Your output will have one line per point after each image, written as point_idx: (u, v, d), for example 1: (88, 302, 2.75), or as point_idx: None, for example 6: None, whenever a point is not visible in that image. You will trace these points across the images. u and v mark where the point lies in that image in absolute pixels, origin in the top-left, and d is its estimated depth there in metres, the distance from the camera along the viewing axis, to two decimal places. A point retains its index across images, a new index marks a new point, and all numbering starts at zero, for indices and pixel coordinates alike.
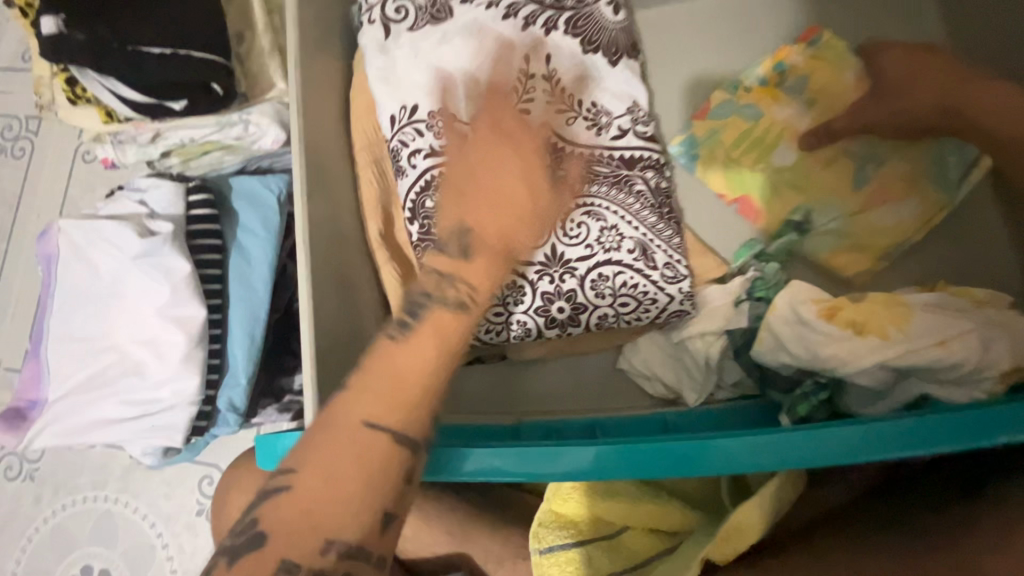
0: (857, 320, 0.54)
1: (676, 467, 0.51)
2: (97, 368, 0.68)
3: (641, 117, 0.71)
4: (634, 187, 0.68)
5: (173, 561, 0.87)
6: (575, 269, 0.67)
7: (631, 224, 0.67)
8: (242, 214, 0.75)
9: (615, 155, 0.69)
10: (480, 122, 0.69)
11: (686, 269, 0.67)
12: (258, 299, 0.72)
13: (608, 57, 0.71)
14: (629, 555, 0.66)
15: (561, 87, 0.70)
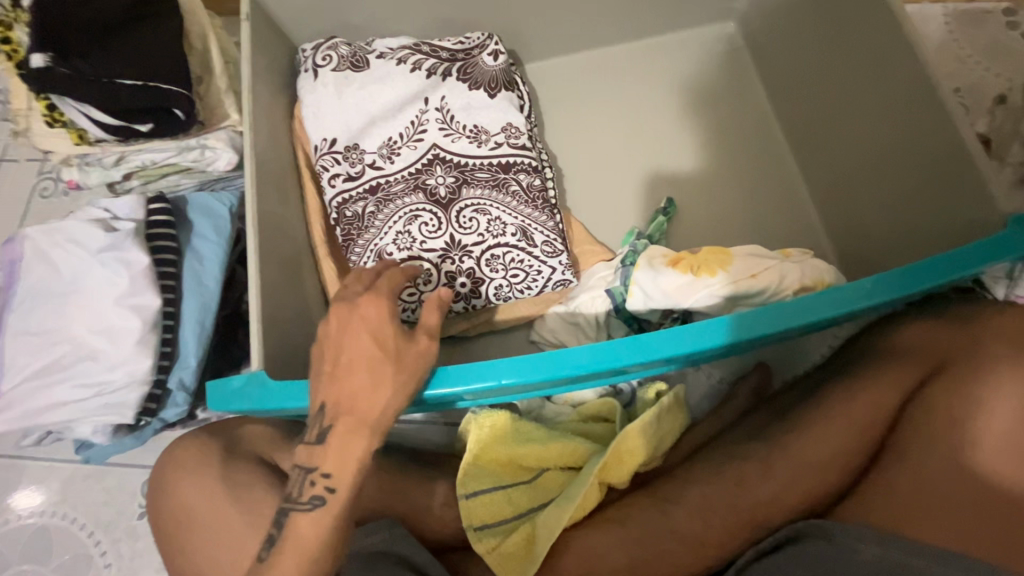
0: (692, 264, 0.71)
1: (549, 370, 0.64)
2: (52, 357, 0.74)
3: (513, 134, 0.87)
4: (510, 189, 0.84)
5: (111, 569, 0.88)
6: (471, 251, 0.82)
7: (511, 215, 0.83)
8: (197, 223, 0.86)
9: (493, 162, 0.85)
10: (385, 146, 0.85)
11: (562, 244, 0.84)
12: (210, 293, 0.81)
13: (487, 91, 0.88)
14: (546, 493, 0.75)
15: (450, 116, 0.86)
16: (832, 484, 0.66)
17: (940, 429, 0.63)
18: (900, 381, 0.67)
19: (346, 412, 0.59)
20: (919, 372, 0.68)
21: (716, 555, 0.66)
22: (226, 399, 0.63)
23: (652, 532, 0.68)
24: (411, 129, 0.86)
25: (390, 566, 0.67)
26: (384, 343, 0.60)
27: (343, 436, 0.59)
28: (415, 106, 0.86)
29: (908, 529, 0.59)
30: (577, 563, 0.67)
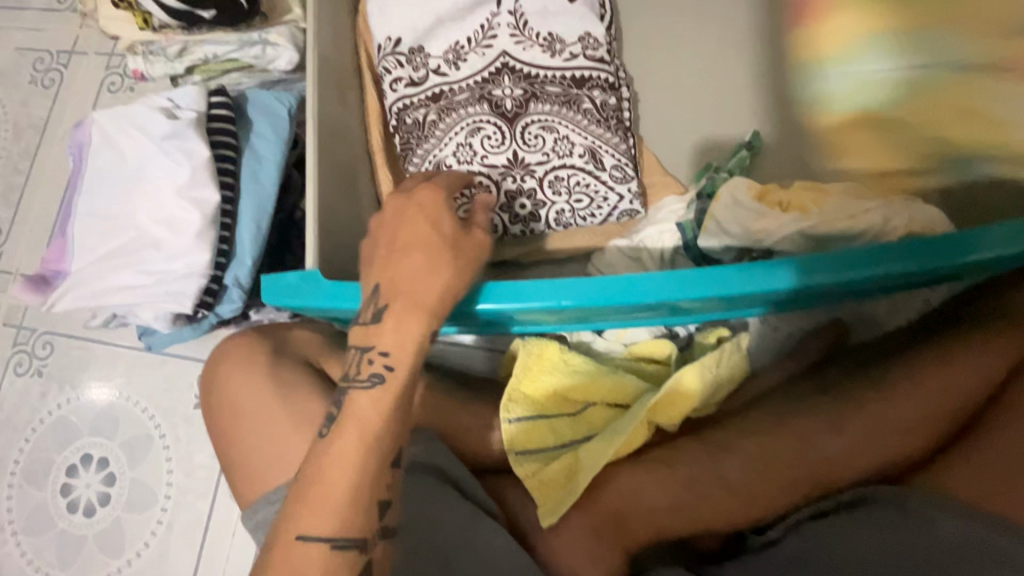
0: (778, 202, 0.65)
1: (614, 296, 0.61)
2: (119, 242, 0.76)
3: (591, 45, 0.79)
4: (582, 106, 0.77)
5: (170, 451, 0.93)
6: (534, 171, 0.77)
7: (581, 134, 0.77)
8: (256, 121, 0.83)
9: (565, 75, 0.78)
10: (451, 51, 0.79)
11: (633, 170, 0.78)
12: (265, 193, 0.80)
13: None
14: (588, 426, 0.73)
15: (524, 21, 0.78)
16: (906, 452, 0.62)
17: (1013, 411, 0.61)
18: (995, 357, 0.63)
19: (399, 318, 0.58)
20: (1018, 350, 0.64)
21: (766, 506, 0.63)
22: (279, 293, 0.63)
23: (704, 475, 0.65)
24: (480, 33, 0.79)
25: (428, 475, 0.67)
26: (422, 231, 0.59)
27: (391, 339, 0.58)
28: (486, 9, 0.79)
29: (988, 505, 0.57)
30: (617, 496, 0.66)
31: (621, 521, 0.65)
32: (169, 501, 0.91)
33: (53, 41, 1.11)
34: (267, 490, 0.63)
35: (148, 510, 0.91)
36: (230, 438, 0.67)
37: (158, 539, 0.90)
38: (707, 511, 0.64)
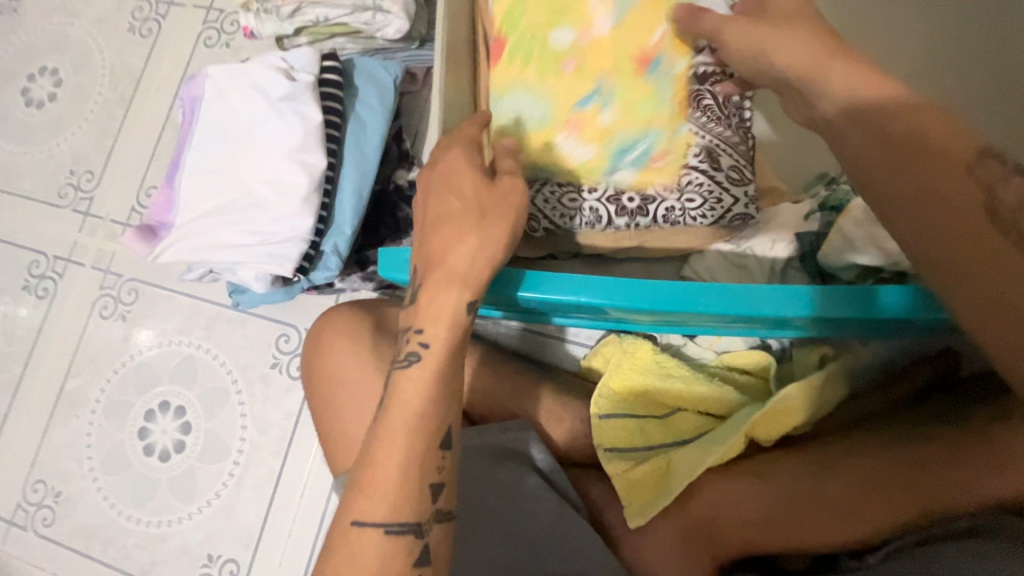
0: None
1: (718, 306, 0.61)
2: (225, 199, 0.77)
3: None
4: (704, 103, 0.73)
5: (245, 407, 0.95)
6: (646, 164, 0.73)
7: (699, 133, 0.73)
8: (362, 89, 0.83)
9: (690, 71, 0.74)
10: None
11: (750, 173, 0.74)
12: (368, 162, 0.80)
13: None
14: (678, 433, 0.71)
15: None
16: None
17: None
18: None
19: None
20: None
21: (867, 533, 0.61)
22: (396, 267, 0.63)
23: (801, 491, 0.64)
24: None
25: (517, 464, 0.67)
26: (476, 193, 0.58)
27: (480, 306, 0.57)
28: None
29: None
30: (709, 505, 0.65)
31: (712, 530, 0.65)
32: (242, 455, 0.94)
33: None
34: None
35: (221, 461, 0.94)
36: (326, 404, 0.68)
37: (228, 490, 0.93)
38: (802, 530, 0.62)
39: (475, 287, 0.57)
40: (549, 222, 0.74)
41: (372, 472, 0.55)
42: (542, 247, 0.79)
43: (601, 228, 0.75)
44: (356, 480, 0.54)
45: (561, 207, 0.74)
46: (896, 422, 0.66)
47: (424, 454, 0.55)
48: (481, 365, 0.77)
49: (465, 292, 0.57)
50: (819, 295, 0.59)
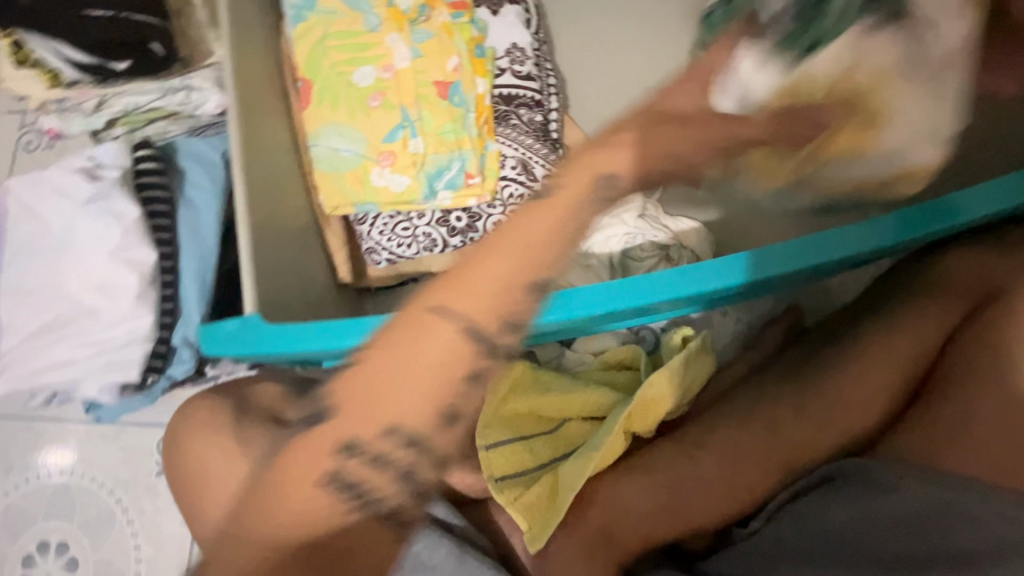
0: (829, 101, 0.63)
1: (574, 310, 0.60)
2: (50, 316, 0.71)
3: (517, 57, 0.81)
4: (510, 122, 0.80)
5: (135, 525, 0.88)
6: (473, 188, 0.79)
7: (511, 146, 0.79)
8: (188, 170, 0.79)
9: (495, 93, 0.80)
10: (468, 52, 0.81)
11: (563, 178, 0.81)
12: (207, 246, 0.76)
13: (490, 8, 0.81)
14: (566, 443, 0.73)
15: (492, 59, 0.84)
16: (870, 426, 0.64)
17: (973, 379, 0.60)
18: (944, 319, 0.65)
19: (467, 376, 0.45)
20: (963, 307, 0.65)
21: (744, 500, 0.65)
22: (221, 343, 0.60)
23: (682, 477, 0.66)
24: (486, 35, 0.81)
25: None
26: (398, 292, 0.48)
27: (441, 368, 0.44)
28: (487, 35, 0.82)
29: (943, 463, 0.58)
30: (604, 512, 0.66)
31: (609, 535, 0.65)
32: None
33: None
34: None
35: None
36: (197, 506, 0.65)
37: None
38: (690, 513, 0.65)
39: (416, 315, 0.45)
40: (390, 253, 0.80)
41: (331, 462, 0.44)
42: (397, 276, 0.83)
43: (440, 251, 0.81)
44: (314, 434, 0.45)
45: (396, 237, 0.79)
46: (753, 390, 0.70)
47: (374, 503, 0.45)
48: None
49: (404, 355, 0.44)
50: (660, 280, 0.60)
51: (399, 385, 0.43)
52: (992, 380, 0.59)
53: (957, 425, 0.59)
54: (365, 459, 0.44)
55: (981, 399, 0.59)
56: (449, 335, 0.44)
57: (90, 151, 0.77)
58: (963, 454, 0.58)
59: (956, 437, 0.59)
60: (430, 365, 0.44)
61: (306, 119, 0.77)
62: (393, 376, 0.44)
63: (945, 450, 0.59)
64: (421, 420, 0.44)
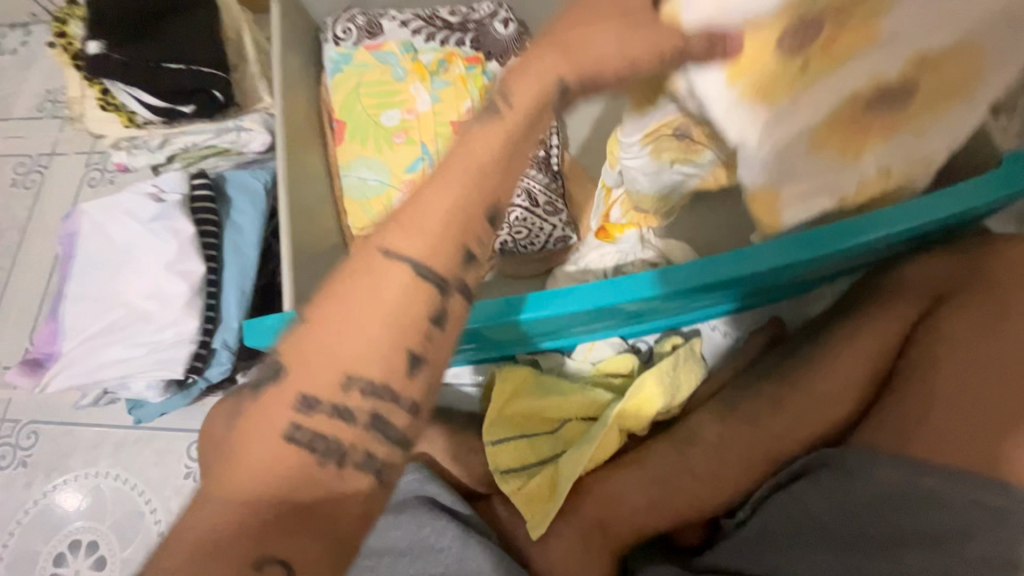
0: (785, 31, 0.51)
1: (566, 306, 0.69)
2: (110, 319, 0.81)
3: None
4: None
5: (161, 525, 0.93)
6: None
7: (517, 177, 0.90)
8: (234, 197, 0.91)
9: None
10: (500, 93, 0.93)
11: (562, 204, 0.92)
12: (248, 261, 0.87)
13: (499, 62, 0.93)
14: (566, 442, 0.78)
15: None
16: (840, 420, 0.71)
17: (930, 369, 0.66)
18: (904, 316, 0.72)
19: (432, 318, 0.45)
20: (924, 303, 0.72)
21: (733, 492, 0.71)
22: (262, 335, 0.69)
23: (671, 469, 0.72)
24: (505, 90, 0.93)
25: (419, 504, 0.71)
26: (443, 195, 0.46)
27: (392, 317, 0.44)
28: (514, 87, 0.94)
29: (911, 446, 0.63)
30: (597, 503, 0.72)
31: (604, 525, 0.71)
32: None
33: (29, 145, 1.15)
34: None
35: None
36: None
37: None
38: (679, 504, 0.71)
39: (366, 259, 0.45)
40: None
41: (299, 414, 0.43)
42: None
43: None
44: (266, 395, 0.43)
45: None
46: (735, 389, 0.77)
47: (353, 465, 0.44)
48: None
49: (362, 299, 0.44)
50: (638, 280, 0.68)
51: (358, 331, 0.43)
52: (944, 365, 0.66)
53: (921, 410, 0.64)
54: (337, 412, 0.43)
55: (941, 383, 0.65)
56: (397, 279, 0.44)
57: (156, 179, 0.88)
58: (926, 434, 0.63)
59: (918, 418, 0.64)
60: (391, 313, 0.44)
61: (339, 153, 0.89)
62: (343, 326, 0.43)
63: (910, 431, 0.64)
64: (389, 368, 0.44)
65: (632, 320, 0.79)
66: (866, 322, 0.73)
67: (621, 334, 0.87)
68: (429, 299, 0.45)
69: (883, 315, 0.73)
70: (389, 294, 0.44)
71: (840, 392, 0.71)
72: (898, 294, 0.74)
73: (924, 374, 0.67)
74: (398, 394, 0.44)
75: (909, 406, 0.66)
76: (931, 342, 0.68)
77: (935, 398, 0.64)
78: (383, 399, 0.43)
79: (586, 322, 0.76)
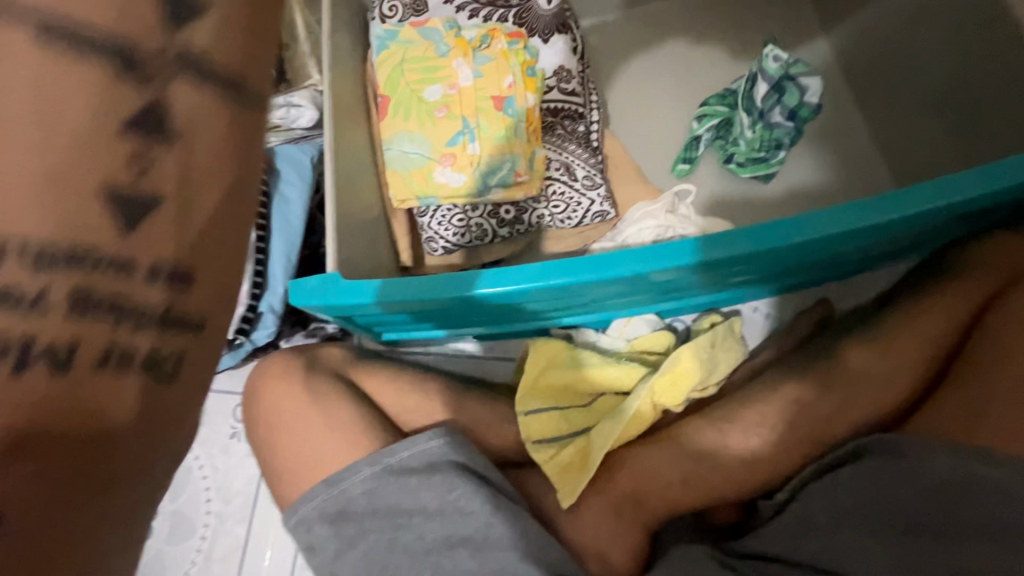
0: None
1: (604, 273, 0.68)
2: None
3: (564, 77, 0.93)
4: (556, 132, 0.92)
5: (208, 480, 0.98)
6: None
7: (557, 152, 0.91)
8: (284, 171, 0.94)
9: (544, 106, 0.92)
10: (555, 73, 0.93)
11: (601, 178, 0.91)
12: (294, 231, 0.91)
13: (542, 37, 0.93)
14: (599, 415, 0.78)
15: (548, 75, 0.92)
16: (893, 402, 0.68)
17: (1002, 356, 0.62)
18: (971, 298, 0.68)
19: (134, 114, 0.22)
20: (996, 284, 0.67)
21: (773, 474, 0.69)
22: (308, 296, 0.71)
23: (709, 446, 0.70)
24: (562, 71, 0.93)
25: (450, 467, 0.70)
26: None
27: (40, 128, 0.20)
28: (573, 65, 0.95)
29: (969, 437, 0.60)
30: (631, 478, 0.71)
31: (638, 498, 0.71)
32: (208, 528, 0.95)
33: None
34: (317, 482, 0.70)
35: (188, 540, 0.95)
36: (269, 447, 0.75)
37: (199, 565, 0.94)
38: (716, 482, 0.69)
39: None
40: (446, 241, 0.91)
41: None
42: (452, 263, 0.94)
43: (489, 239, 0.92)
44: None
45: (454, 227, 0.91)
46: (781, 368, 0.74)
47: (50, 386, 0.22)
48: (412, 382, 0.81)
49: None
50: (680, 249, 0.67)
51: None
52: (1013, 352, 0.62)
53: (981, 400, 0.61)
54: None
55: (1009, 372, 0.61)
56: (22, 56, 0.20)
57: None
58: (988, 425, 0.59)
59: (978, 409, 0.61)
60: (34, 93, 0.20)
61: (382, 127, 0.90)
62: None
63: (967, 422, 0.61)
64: (63, 218, 0.20)
65: (671, 293, 0.78)
66: (928, 301, 0.69)
67: (658, 312, 0.85)
68: (103, 70, 0.21)
69: (949, 295, 0.68)
70: (19, 68, 0.20)
71: (892, 374, 0.68)
72: (971, 273, 0.69)
73: (988, 362, 0.63)
74: (108, 257, 0.21)
75: (970, 394, 0.62)
76: (1002, 327, 0.64)
77: (998, 387, 0.61)
78: (76, 267, 0.21)
79: (625, 292, 0.75)
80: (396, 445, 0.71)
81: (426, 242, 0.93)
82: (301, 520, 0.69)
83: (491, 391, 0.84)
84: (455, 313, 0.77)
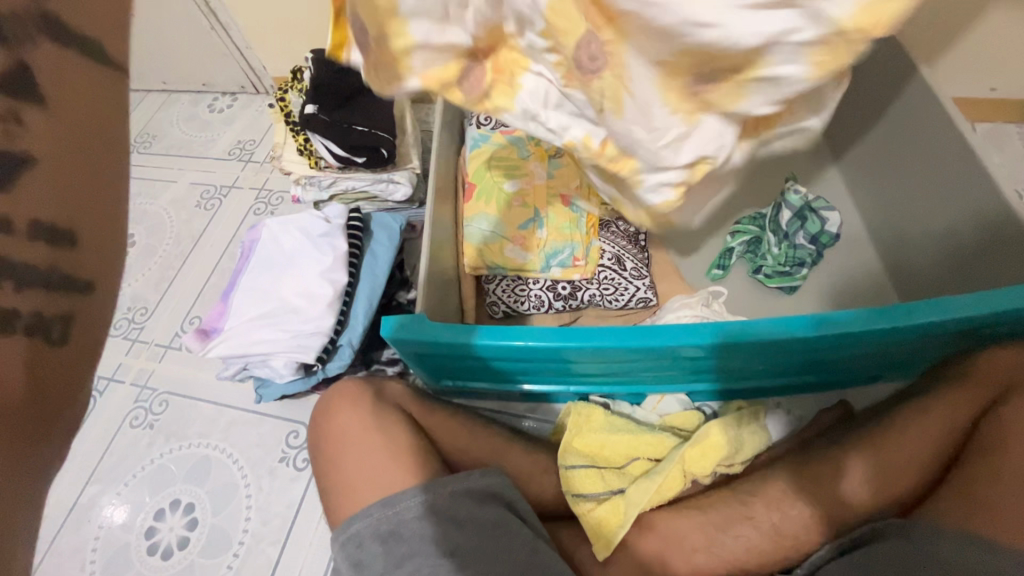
0: None
1: (645, 341, 0.78)
2: (268, 308, 1.00)
3: None
4: (611, 230, 1.07)
5: (251, 499, 1.04)
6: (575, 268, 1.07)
7: (610, 245, 1.06)
8: (376, 232, 1.11)
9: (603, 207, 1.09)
10: None
11: (646, 270, 1.06)
12: (379, 280, 1.05)
13: None
14: (632, 477, 0.84)
15: None
16: (903, 493, 0.76)
17: (1002, 451, 0.70)
18: (972, 404, 0.77)
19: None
20: (994, 392, 0.77)
21: (793, 548, 0.75)
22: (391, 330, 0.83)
23: (733, 516, 0.77)
24: None
25: (496, 503, 0.78)
26: None
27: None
28: None
29: (980, 528, 0.66)
30: (657, 535, 0.78)
31: (664, 557, 0.76)
32: (242, 547, 1.01)
33: (219, 179, 1.45)
34: (372, 500, 0.78)
35: (221, 555, 1.00)
36: (334, 464, 0.84)
37: None
38: (739, 551, 0.75)
39: None
40: (508, 306, 1.06)
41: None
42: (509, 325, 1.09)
43: (545, 309, 1.06)
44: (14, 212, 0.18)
45: (517, 295, 1.05)
46: (801, 455, 0.82)
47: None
48: (465, 424, 0.91)
49: None
50: (712, 329, 0.77)
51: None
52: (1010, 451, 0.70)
53: (986, 494, 0.69)
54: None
55: (1008, 467, 0.69)
56: None
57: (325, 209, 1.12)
58: (991, 519, 0.66)
59: (985, 505, 0.68)
60: None
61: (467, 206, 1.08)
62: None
63: (976, 515, 0.68)
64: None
65: (702, 373, 0.88)
66: (931, 405, 0.79)
67: (689, 392, 0.95)
68: None
69: (948, 401, 0.78)
70: None
71: (903, 468, 0.76)
72: (966, 380, 0.79)
73: (990, 460, 0.71)
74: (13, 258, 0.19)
75: (977, 490, 0.70)
76: (999, 430, 0.72)
77: (998, 483, 0.68)
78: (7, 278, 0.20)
79: (663, 365, 0.86)
80: (449, 478, 0.79)
81: (488, 304, 1.08)
82: (354, 535, 0.74)
83: (533, 442, 0.92)
84: (512, 365, 0.88)
